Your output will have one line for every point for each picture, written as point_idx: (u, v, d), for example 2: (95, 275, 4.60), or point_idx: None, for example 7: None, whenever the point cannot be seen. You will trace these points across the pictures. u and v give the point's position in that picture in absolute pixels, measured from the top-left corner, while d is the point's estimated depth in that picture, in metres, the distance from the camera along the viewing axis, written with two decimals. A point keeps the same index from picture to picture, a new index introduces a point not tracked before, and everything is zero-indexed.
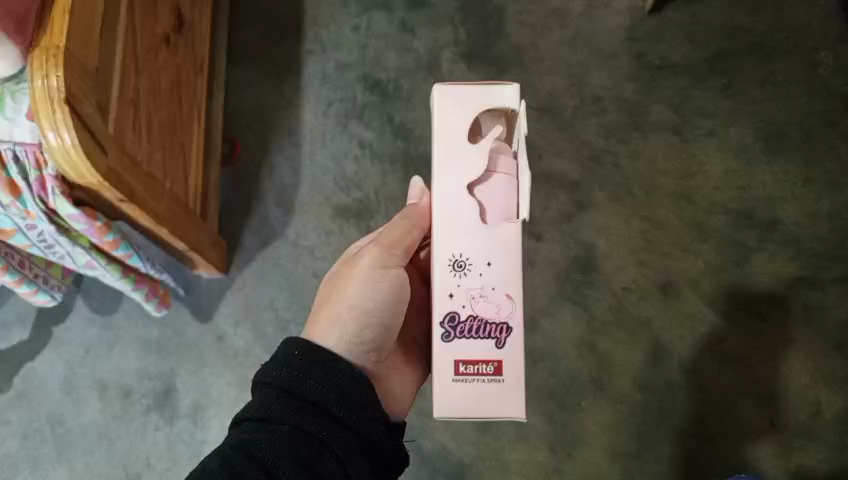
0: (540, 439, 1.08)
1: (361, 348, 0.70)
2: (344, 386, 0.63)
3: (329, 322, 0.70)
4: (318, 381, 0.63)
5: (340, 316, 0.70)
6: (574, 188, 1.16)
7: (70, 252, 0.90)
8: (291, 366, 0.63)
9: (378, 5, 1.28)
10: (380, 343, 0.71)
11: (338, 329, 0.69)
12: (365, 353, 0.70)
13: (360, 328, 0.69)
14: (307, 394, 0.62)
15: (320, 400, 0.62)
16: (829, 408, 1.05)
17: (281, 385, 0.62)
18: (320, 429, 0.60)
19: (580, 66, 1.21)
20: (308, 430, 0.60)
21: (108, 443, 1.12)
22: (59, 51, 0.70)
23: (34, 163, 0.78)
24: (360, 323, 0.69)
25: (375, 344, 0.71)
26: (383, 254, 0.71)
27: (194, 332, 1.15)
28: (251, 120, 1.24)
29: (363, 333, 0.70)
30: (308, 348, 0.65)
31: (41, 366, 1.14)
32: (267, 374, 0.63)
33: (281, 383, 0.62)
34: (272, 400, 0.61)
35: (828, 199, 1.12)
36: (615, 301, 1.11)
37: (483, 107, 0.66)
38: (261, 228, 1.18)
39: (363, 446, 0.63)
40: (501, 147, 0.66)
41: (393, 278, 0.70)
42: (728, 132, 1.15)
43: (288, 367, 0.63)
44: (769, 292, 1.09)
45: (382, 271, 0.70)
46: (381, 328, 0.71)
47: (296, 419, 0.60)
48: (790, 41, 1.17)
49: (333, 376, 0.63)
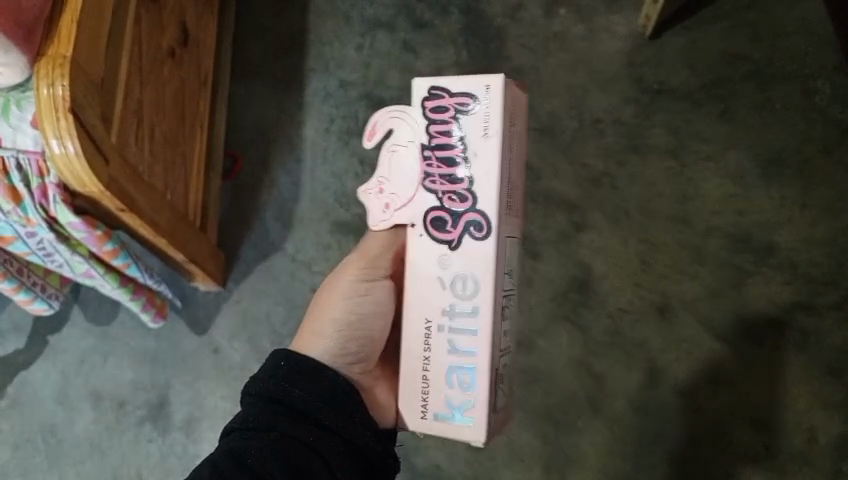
0: (534, 458, 1.08)
1: (349, 358, 0.71)
2: (329, 395, 0.63)
3: (313, 333, 0.71)
4: (304, 391, 0.63)
5: (325, 330, 0.71)
6: (572, 209, 1.17)
7: (69, 261, 0.91)
8: (277, 377, 0.63)
9: (382, 25, 1.30)
10: (367, 353, 0.72)
11: (323, 342, 0.71)
12: (354, 363, 0.71)
13: (345, 338, 0.71)
14: (293, 402, 0.62)
15: (306, 407, 0.62)
16: (824, 434, 1.03)
17: (268, 394, 0.62)
18: (306, 434, 0.60)
19: (580, 89, 1.23)
20: (294, 435, 0.60)
21: (101, 454, 1.11)
22: (66, 61, 0.71)
23: (37, 171, 0.79)
24: (346, 334, 0.71)
25: (362, 354, 0.72)
26: (367, 267, 0.72)
27: (191, 344, 1.15)
28: (253, 135, 1.25)
29: (348, 344, 0.71)
30: (292, 356, 0.65)
31: (36, 375, 1.14)
32: (253, 384, 0.63)
33: (267, 393, 0.62)
34: (259, 410, 0.61)
35: (825, 225, 1.11)
36: (611, 322, 1.11)
37: (378, 129, 0.68)
38: (260, 241, 1.19)
39: (350, 450, 0.62)
40: (393, 159, 0.67)
41: (380, 289, 0.73)
42: (726, 156, 1.16)
43: (275, 377, 0.63)
44: (766, 317, 1.09)
45: (368, 283, 0.73)
46: (366, 338, 0.72)
47: (281, 425, 0.60)
48: (787, 68, 1.18)
49: (319, 384, 0.63)
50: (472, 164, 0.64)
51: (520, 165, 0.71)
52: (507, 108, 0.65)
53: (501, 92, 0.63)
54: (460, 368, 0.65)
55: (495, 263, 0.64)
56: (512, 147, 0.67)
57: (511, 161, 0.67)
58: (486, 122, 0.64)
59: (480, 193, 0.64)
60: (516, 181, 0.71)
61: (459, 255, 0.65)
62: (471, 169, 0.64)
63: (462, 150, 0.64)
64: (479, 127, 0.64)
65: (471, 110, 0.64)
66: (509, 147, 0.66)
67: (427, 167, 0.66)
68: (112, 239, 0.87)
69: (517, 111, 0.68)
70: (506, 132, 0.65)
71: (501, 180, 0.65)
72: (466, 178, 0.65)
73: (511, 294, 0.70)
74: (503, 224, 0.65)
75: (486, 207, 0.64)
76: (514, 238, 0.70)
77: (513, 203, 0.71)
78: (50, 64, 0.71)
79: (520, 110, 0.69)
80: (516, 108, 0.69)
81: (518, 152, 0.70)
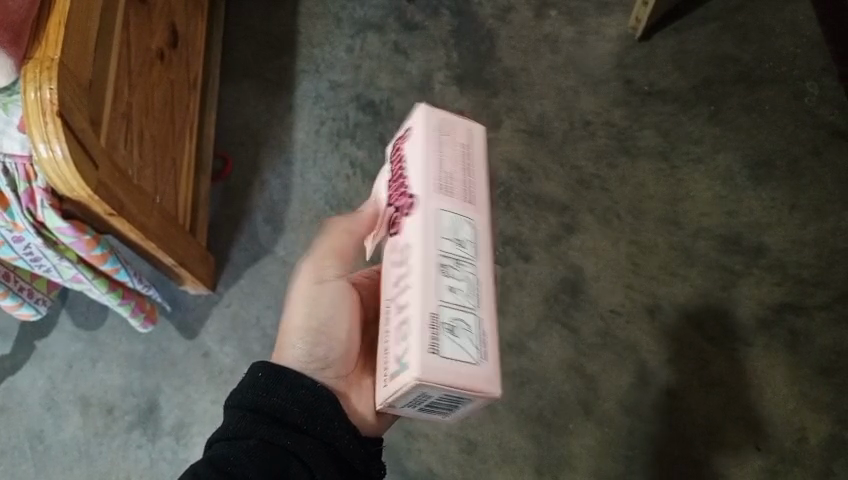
0: (527, 461, 1.06)
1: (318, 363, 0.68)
2: (308, 402, 0.62)
3: (284, 342, 0.69)
4: (283, 399, 0.62)
5: (292, 341, 0.69)
6: (563, 211, 1.17)
7: (56, 265, 0.90)
8: (255, 386, 0.62)
9: (372, 28, 1.30)
10: (339, 356, 0.69)
11: (292, 351, 0.68)
12: (325, 367, 0.68)
13: (312, 343, 0.68)
14: (273, 410, 0.61)
15: (285, 414, 0.61)
16: (815, 434, 1.04)
17: (248, 403, 0.61)
18: (284, 438, 0.59)
19: (570, 91, 1.23)
20: (274, 441, 0.59)
21: (88, 460, 1.09)
22: (53, 64, 0.70)
23: (24, 175, 0.78)
24: (312, 339, 0.69)
25: (333, 357, 0.69)
26: (318, 268, 0.71)
27: (181, 348, 1.14)
28: (242, 137, 1.24)
29: (317, 348, 0.68)
30: (269, 366, 0.64)
31: (24, 381, 1.13)
32: (233, 396, 0.63)
33: (246, 402, 0.61)
34: (238, 418, 0.60)
35: (814, 226, 1.12)
36: (602, 324, 1.11)
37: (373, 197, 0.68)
38: (250, 244, 1.18)
39: (331, 454, 0.61)
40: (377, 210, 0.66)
41: (331, 288, 0.70)
42: (715, 158, 1.17)
43: (254, 387, 0.62)
44: (756, 317, 1.09)
45: (316, 284, 0.70)
46: (337, 343, 0.69)
47: (262, 431, 0.59)
48: (776, 70, 1.19)
49: (298, 391, 0.62)
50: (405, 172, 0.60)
51: (463, 163, 0.60)
52: (438, 118, 0.61)
53: (425, 110, 0.61)
54: (406, 337, 0.54)
55: (428, 226, 0.56)
56: (446, 145, 0.60)
57: (446, 156, 0.59)
58: (415, 135, 0.60)
59: (415, 186, 0.58)
60: (460, 172, 0.59)
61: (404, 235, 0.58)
62: (406, 174, 0.60)
63: (402, 162, 0.61)
64: (409, 143, 0.61)
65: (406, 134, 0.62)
66: (441, 145, 0.60)
67: (388, 191, 0.62)
68: (100, 243, 0.86)
69: (458, 126, 0.62)
70: (438, 137, 0.60)
71: (435, 173, 0.58)
72: (404, 182, 0.60)
73: (466, 267, 0.56)
74: (434, 195, 0.57)
75: (413, 190, 0.58)
76: (455, 215, 0.57)
77: (462, 187, 0.59)
78: (37, 67, 0.70)
79: (472, 129, 0.62)
80: (465, 131, 0.62)
81: (458, 155, 0.60)
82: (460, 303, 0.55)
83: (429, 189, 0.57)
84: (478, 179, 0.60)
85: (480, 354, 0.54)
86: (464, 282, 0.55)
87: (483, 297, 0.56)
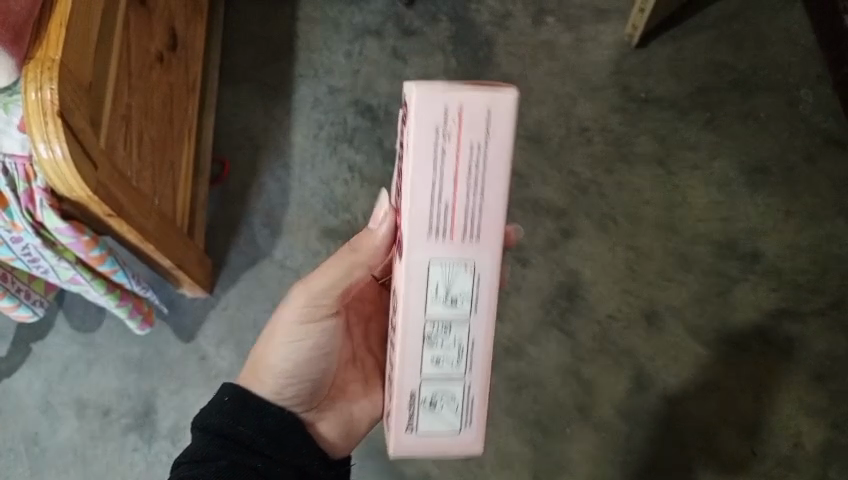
0: (523, 466, 1.06)
1: (293, 397, 0.68)
2: (275, 431, 0.63)
3: (260, 369, 0.69)
4: (250, 427, 0.62)
5: (267, 371, 0.68)
6: (560, 216, 1.17)
7: (54, 267, 0.89)
8: (223, 412, 0.62)
9: (371, 32, 1.31)
10: (313, 389, 0.70)
11: (265, 382, 0.68)
12: (299, 399, 0.69)
13: (288, 379, 0.68)
14: (241, 437, 0.61)
15: (254, 440, 0.61)
16: (810, 439, 1.05)
17: (216, 428, 0.61)
18: (255, 461, 0.60)
19: (568, 97, 1.23)
20: (244, 464, 0.59)
21: (85, 463, 1.09)
22: (55, 64, 0.71)
23: (23, 175, 0.78)
24: (288, 375, 0.68)
25: (306, 390, 0.69)
26: (309, 309, 0.66)
27: (176, 352, 1.13)
28: (240, 141, 1.24)
29: (291, 386, 0.68)
30: (236, 391, 0.64)
31: (19, 383, 1.12)
32: (199, 421, 0.62)
33: (215, 427, 0.61)
34: (207, 443, 0.60)
35: (808, 232, 1.13)
36: (599, 329, 1.11)
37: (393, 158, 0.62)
38: (248, 248, 1.18)
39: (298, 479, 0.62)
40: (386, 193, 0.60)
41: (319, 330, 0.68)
42: (712, 165, 1.18)
43: (221, 413, 0.62)
44: (753, 324, 1.10)
45: (306, 326, 0.67)
46: (312, 378, 0.69)
47: (232, 455, 0.60)
48: (772, 78, 1.21)
49: (264, 419, 0.63)
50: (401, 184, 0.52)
51: (466, 183, 0.50)
52: (437, 108, 0.48)
53: (419, 100, 0.48)
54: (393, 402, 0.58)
55: (410, 291, 0.54)
56: (445, 156, 0.49)
57: (444, 175, 0.50)
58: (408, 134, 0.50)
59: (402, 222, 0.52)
60: (462, 197, 0.51)
61: (396, 271, 0.56)
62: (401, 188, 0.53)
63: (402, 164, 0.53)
64: (406, 141, 0.51)
65: (404, 111, 0.50)
66: (438, 161, 0.50)
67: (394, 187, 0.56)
68: (99, 244, 0.86)
69: (466, 114, 0.49)
70: (433, 143, 0.49)
71: (425, 208, 0.51)
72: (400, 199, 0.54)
73: (457, 329, 0.56)
74: (420, 248, 0.52)
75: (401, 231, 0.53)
76: (444, 268, 0.53)
77: (463, 220, 0.51)
78: (38, 67, 0.70)
79: (490, 107, 0.49)
80: (475, 121, 0.49)
81: (464, 168, 0.50)
82: (444, 371, 0.57)
83: (417, 240, 0.52)
84: (490, 194, 0.51)
85: (461, 421, 0.58)
86: (452, 349, 0.56)
87: (473, 361, 0.57)
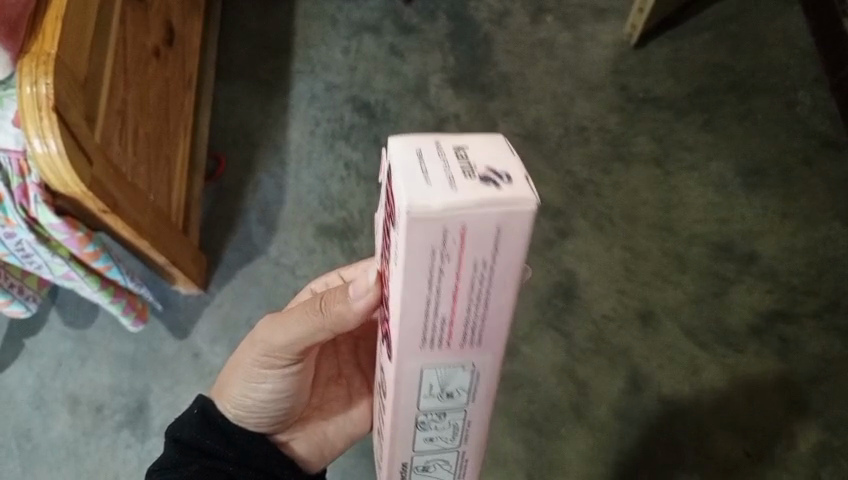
0: (518, 465, 1.03)
1: (260, 427, 0.65)
2: (242, 444, 0.63)
3: (225, 395, 0.64)
4: (217, 440, 0.61)
5: (232, 401, 0.64)
6: (557, 215, 1.17)
7: (47, 262, 0.89)
8: (193, 423, 0.62)
9: (369, 30, 1.32)
10: (284, 416, 0.65)
11: (230, 410, 0.64)
12: (268, 426, 0.65)
13: (252, 411, 0.64)
14: (211, 444, 0.61)
15: (224, 447, 0.61)
16: (805, 441, 1.03)
17: (185, 440, 0.60)
18: (226, 464, 0.60)
19: (565, 96, 1.24)
20: (216, 467, 0.59)
21: (77, 459, 1.07)
22: (50, 58, 0.70)
23: (17, 170, 0.77)
24: (253, 408, 0.63)
25: (274, 419, 0.65)
26: (266, 356, 0.61)
27: (171, 349, 1.12)
28: (237, 137, 1.23)
29: (256, 418, 0.64)
30: (206, 405, 0.64)
31: (12, 378, 1.12)
32: (169, 433, 0.62)
33: (185, 435, 0.61)
34: (178, 450, 0.60)
35: (804, 234, 1.13)
36: (595, 329, 1.11)
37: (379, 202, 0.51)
38: (243, 244, 1.17)
39: None
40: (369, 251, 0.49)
41: (280, 375, 0.62)
42: (708, 166, 1.18)
43: (191, 423, 0.62)
44: (748, 324, 1.09)
45: (265, 371, 0.62)
46: (279, 411, 0.65)
47: (203, 460, 0.59)
48: (769, 80, 1.22)
49: (231, 433, 0.63)
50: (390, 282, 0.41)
51: (469, 301, 0.39)
52: (433, 228, 0.35)
53: (411, 223, 0.35)
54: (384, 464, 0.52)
55: (399, 392, 0.44)
56: (443, 277, 0.38)
57: (442, 292, 0.38)
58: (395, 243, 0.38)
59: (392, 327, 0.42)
60: (463, 310, 0.39)
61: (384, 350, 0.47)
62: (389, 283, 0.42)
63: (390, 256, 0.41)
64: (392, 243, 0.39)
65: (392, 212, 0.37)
66: (433, 280, 0.38)
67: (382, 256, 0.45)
68: (92, 240, 0.86)
69: (471, 234, 0.36)
70: (428, 267, 0.37)
71: (418, 326, 0.40)
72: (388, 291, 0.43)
73: (453, 415, 0.47)
74: (410, 359, 0.42)
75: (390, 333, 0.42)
76: (441, 372, 0.43)
77: (463, 332, 0.41)
78: (34, 61, 0.70)
79: (500, 225, 0.36)
80: (484, 241, 0.36)
81: (467, 286, 0.38)
82: (438, 446, 0.49)
83: (406, 352, 0.41)
84: (499, 303, 0.39)
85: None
86: (446, 430, 0.48)
87: (469, 436, 0.49)
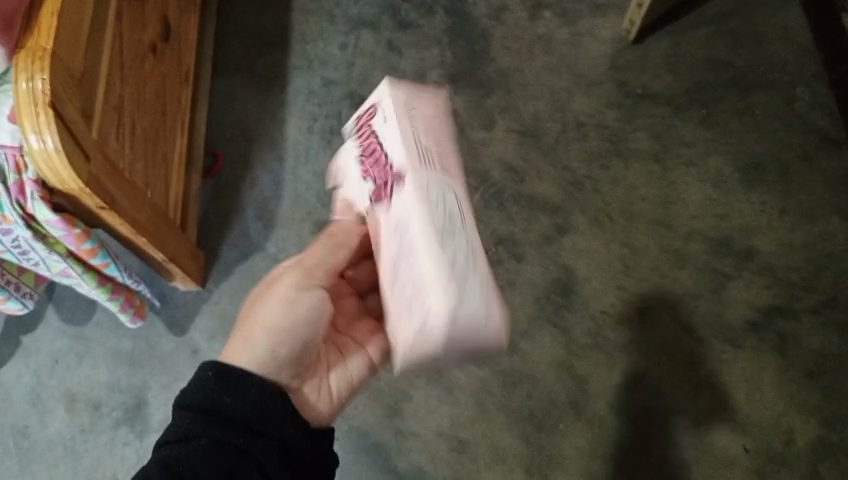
0: (517, 461, 1.04)
1: (279, 367, 0.64)
2: (257, 401, 0.58)
3: (244, 338, 0.64)
4: (231, 403, 0.58)
5: (255, 338, 0.64)
6: (555, 212, 1.17)
7: (44, 259, 0.88)
8: (206, 387, 0.58)
9: (366, 24, 1.30)
10: (299, 359, 0.65)
11: (250, 350, 0.63)
12: (284, 368, 0.64)
13: (275, 344, 0.64)
14: (223, 411, 0.57)
15: (236, 413, 0.57)
16: (802, 436, 1.04)
17: (197, 405, 0.58)
18: (237, 436, 0.56)
19: (564, 92, 1.23)
20: (225, 440, 0.56)
21: (74, 457, 1.07)
22: (46, 54, 0.70)
23: (14, 167, 0.76)
24: (276, 339, 0.64)
25: (290, 359, 0.64)
26: (304, 277, 0.66)
27: (169, 345, 1.12)
28: (234, 133, 1.23)
29: (278, 351, 0.64)
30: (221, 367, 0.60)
31: (9, 376, 1.11)
32: (182, 396, 0.59)
33: (198, 403, 0.58)
34: (188, 421, 0.57)
35: (802, 230, 1.13)
36: (593, 324, 1.10)
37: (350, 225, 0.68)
38: (241, 241, 1.17)
39: (285, 452, 0.58)
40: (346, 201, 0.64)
41: (312, 301, 0.66)
42: (707, 162, 1.18)
43: (204, 387, 0.58)
44: (746, 320, 1.09)
45: (299, 293, 0.66)
46: (298, 347, 0.65)
47: (211, 431, 0.56)
48: (767, 75, 1.21)
49: (249, 391, 0.59)
50: (382, 149, 0.57)
51: (434, 137, 0.58)
52: (404, 92, 0.59)
53: (393, 83, 0.59)
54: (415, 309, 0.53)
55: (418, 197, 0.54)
56: (418, 119, 0.58)
57: (419, 128, 0.57)
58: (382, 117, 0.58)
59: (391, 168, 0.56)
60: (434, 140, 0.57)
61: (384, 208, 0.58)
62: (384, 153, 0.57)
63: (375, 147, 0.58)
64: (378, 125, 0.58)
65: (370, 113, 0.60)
66: (411, 117, 0.57)
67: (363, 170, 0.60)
68: (91, 236, 0.85)
69: (423, 96, 0.60)
70: (409, 111, 0.58)
71: (418, 145, 0.56)
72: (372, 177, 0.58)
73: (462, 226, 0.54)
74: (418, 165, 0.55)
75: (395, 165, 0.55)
76: (442, 184, 0.55)
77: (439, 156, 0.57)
78: (29, 56, 0.69)
79: (436, 91, 0.61)
80: (430, 99, 0.60)
81: (431, 126, 0.58)
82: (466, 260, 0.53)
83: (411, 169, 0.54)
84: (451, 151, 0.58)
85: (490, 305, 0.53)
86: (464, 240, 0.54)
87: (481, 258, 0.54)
